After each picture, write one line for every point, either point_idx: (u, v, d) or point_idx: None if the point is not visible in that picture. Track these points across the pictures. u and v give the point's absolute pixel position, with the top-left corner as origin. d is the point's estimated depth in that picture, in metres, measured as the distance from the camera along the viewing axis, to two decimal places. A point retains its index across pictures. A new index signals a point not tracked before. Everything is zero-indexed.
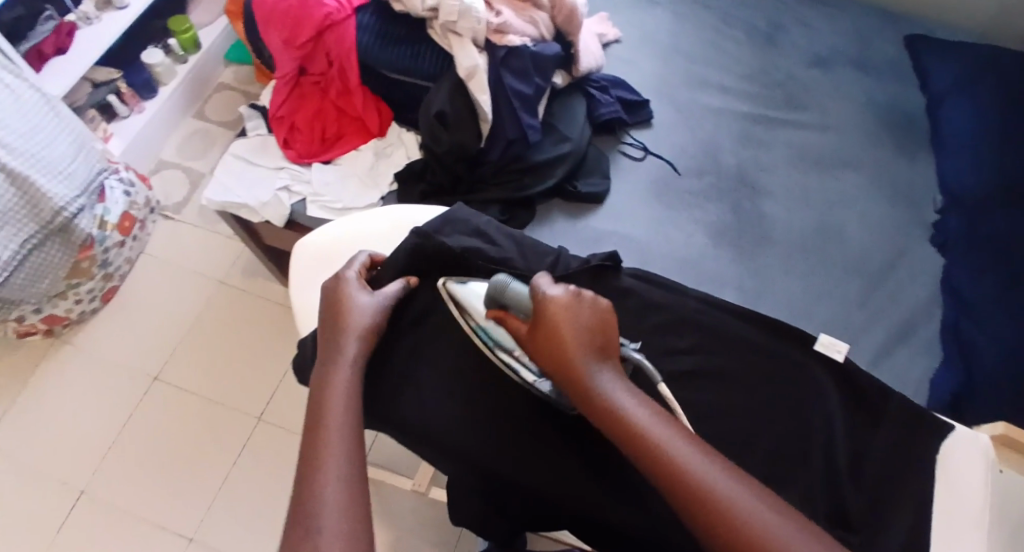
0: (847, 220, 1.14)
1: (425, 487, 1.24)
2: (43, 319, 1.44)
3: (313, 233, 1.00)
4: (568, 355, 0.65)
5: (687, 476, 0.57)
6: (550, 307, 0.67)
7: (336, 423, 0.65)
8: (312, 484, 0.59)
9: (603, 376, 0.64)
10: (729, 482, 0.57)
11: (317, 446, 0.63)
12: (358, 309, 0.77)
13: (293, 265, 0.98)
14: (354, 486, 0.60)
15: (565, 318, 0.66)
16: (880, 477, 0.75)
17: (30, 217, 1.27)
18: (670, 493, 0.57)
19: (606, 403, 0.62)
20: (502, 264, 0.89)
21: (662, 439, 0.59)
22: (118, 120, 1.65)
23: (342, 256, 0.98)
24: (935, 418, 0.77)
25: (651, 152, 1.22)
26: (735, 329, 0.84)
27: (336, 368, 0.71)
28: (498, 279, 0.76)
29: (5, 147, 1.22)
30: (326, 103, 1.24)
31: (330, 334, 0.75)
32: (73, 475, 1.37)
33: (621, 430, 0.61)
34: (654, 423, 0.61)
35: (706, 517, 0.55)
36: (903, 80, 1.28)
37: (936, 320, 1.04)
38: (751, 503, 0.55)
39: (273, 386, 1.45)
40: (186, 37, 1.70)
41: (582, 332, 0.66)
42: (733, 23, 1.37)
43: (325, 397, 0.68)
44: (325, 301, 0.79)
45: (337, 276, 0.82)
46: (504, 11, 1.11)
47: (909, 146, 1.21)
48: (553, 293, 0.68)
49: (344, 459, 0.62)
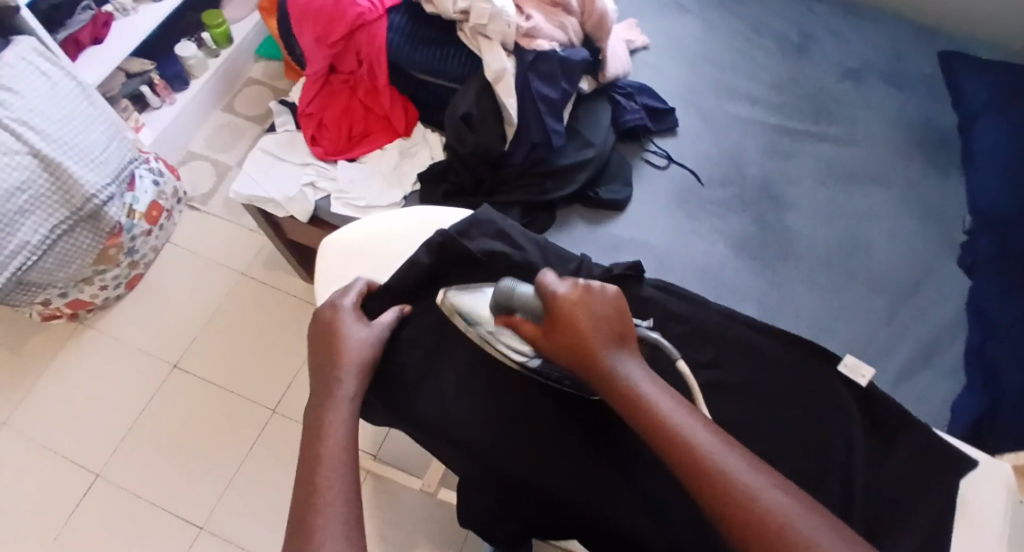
0: (872, 237, 1.12)
1: (435, 488, 1.23)
2: (68, 303, 1.46)
3: (342, 229, 1.02)
4: (588, 345, 0.66)
5: (710, 465, 0.58)
6: (562, 301, 0.68)
7: (334, 456, 0.65)
8: (310, 520, 0.59)
9: (624, 365, 0.65)
10: (752, 472, 0.57)
11: (312, 482, 0.62)
12: (350, 342, 0.76)
13: (320, 259, 0.99)
14: (351, 521, 0.60)
15: (580, 311, 0.67)
16: (894, 500, 0.74)
17: (62, 203, 1.29)
18: (693, 484, 0.58)
19: (629, 392, 0.64)
20: (526, 269, 0.89)
21: (685, 427, 0.60)
22: (149, 111, 1.68)
23: (365, 253, 0.98)
24: (957, 452, 0.75)
25: (674, 160, 1.21)
26: (754, 342, 0.83)
27: (331, 398, 0.71)
28: (504, 284, 0.76)
29: (40, 133, 1.25)
30: (354, 102, 1.25)
31: (323, 367, 0.75)
32: (91, 458, 1.40)
33: (644, 420, 0.62)
34: (676, 410, 0.62)
35: (728, 510, 0.55)
36: (935, 97, 1.26)
37: (960, 344, 1.02)
38: (774, 493, 0.56)
39: (288, 379, 1.46)
40: (219, 32, 1.73)
41: (599, 324, 0.67)
42: (764, 34, 1.36)
43: (320, 430, 0.67)
44: (317, 334, 0.78)
45: (327, 307, 0.81)
46: (535, 16, 1.11)
47: (940, 164, 1.19)
48: (561, 289, 0.70)
49: (340, 494, 0.61)
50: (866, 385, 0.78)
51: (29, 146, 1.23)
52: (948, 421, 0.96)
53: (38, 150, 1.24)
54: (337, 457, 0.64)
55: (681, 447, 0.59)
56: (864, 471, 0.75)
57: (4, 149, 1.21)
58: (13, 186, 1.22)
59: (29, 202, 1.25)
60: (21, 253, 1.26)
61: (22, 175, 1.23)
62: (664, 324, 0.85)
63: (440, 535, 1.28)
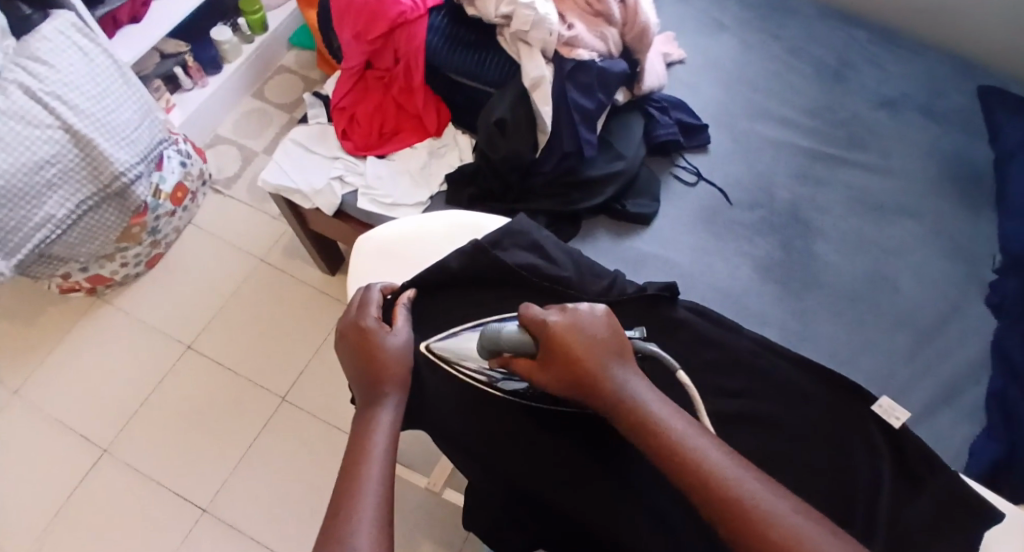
0: (900, 270, 1.11)
1: (440, 487, 1.15)
2: (88, 278, 1.47)
3: (375, 228, 1.01)
4: (594, 370, 0.65)
5: (731, 490, 0.58)
6: (555, 331, 0.67)
7: (373, 464, 0.64)
8: (344, 528, 0.58)
9: (632, 388, 0.65)
10: (772, 494, 0.58)
11: (350, 491, 0.61)
12: (395, 354, 0.74)
13: (354, 257, 0.99)
14: (384, 534, 0.59)
15: (575, 338, 0.66)
16: (910, 545, 0.72)
17: (90, 179, 1.30)
18: (717, 511, 0.58)
19: (643, 417, 0.63)
20: (559, 283, 0.88)
21: (702, 450, 0.60)
22: (181, 92, 1.69)
23: (396, 253, 0.98)
24: (983, 501, 0.72)
25: (704, 178, 1.20)
26: (776, 370, 0.82)
27: (377, 410, 0.69)
28: (489, 329, 0.72)
29: (72, 108, 1.25)
30: (387, 99, 1.24)
31: (368, 376, 0.73)
32: (100, 433, 1.40)
33: (660, 447, 0.61)
34: (691, 433, 0.62)
35: (756, 538, 0.55)
36: (973, 132, 1.24)
37: (983, 386, 1.01)
38: (796, 517, 0.56)
39: (300, 368, 1.46)
40: (254, 19, 1.73)
41: (598, 350, 0.66)
42: (803, 57, 1.35)
43: (364, 439, 0.66)
44: (354, 339, 0.75)
45: (363, 314, 0.78)
46: (577, 25, 1.11)
47: (973, 202, 1.17)
48: (554, 318, 0.68)
49: (374, 505, 0.60)
50: (898, 426, 0.77)
51: (61, 121, 1.24)
52: (965, 463, 0.95)
53: (69, 126, 1.25)
54: (376, 466, 0.63)
55: (703, 472, 0.59)
56: (881, 511, 0.74)
57: (37, 123, 1.22)
58: (43, 160, 1.23)
59: (57, 176, 1.26)
60: (45, 228, 1.27)
61: (52, 149, 1.23)
62: (686, 345, 0.84)
63: (440, 536, 1.28)
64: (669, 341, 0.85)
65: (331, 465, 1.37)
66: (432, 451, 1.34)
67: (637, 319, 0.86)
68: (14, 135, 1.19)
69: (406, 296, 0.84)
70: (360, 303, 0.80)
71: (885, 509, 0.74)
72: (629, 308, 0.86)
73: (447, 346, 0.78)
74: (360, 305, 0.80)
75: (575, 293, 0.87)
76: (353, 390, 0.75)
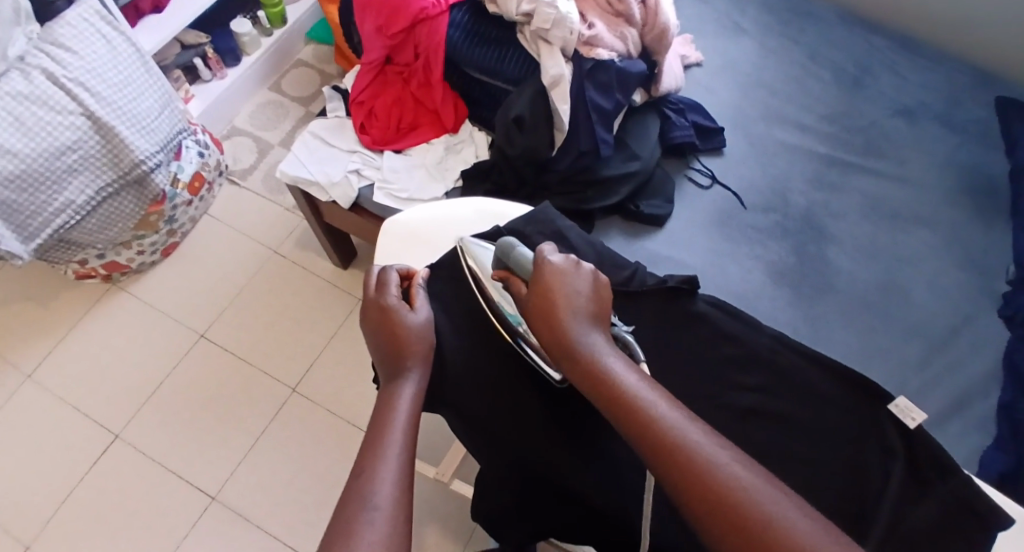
0: (914, 278, 1.11)
1: (449, 478, 1.14)
2: (104, 265, 1.49)
3: (401, 214, 1.02)
4: (560, 317, 0.66)
5: (671, 440, 0.57)
6: (546, 271, 0.69)
7: (396, 433, 0.64)
8: (365, 489, 0.58)
9: (591, 338, 0.65)
10: (714, 447, 0.56)
11: (373, 455, 0.61)
12: (418, 332, 0.75)
13: (381, 242, 0.99)
14: (405, 495, 0.59)
15: (559, 282, 0.68)
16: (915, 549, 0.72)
17: (110, 166, 1.32)
18: (654, 454, 0.57)
19: (596, 367, 0.63)
20: None
21: (647, 399, 0.60)
22: (201, 82, 1.71)
23: (420, 241, 0.99)
24: (992, 510, 0.71)
25: (718, 181, 1.20)
26: (791, 371, 0.82)
27: (400, 384, 0.70)
28: (506, 242, 0.77)
29: (95, 95, 1.27)
30: (405, 93, 1.25)
31: (390, 352, 0.73)
32: (111, 418, 1.42)
33: (607, 390, 0.61)
34: (642, 385, 0.61)
35: (684, 479, 0.55)
36: (989, 142, 1.24)
37: (994, 397, 1.00)
38: (733, 465, 0.55)
39: (310, 358, 1.48)
40: (274, 12, 1.75)
41: (576, 297, 0.67)
42: (821, 62, 1.35)
43: (387, 409, 0.67)
44: (376, 318, 0.75)
45: (384, 294, 0.77)
46: (597, 25, 1.11)
47: (987, 212, 1.17)
48: (553, 260, 0.70)
49: (396, 468, 0.60)
50: (913, 427, 0.76)
51: (83, 108, 1.25)
52: (973, 472, 0.95)
53: (91, 112, 1.26)
54: (399, 434, 0.64)
55: (641, 417, 0.58)
56: (888, 517, 0.74)
57: (59, 108, 1.23)
58: (64, 145, 1.24)
59: (78, 162, 1.27)
60: (64, 213, 1.29)
61: (73, 135, 1.25)
62: (699, 344, 0.85)
63: (446, 531, 1.28)
64: (683, 338, 0.85)
65: (339, 456, 1.38)
66: (438, 445, 1.34)
67: (654, 313, 0.86)
68: (35, 119, 1.21)
69: (422, 275, 0.84)
70: (377, 283, 0.79)
71: (892, 512, 0.74)
72: (647, 301, 0.87)
73: (475, 250, 0.85)
74: (378, 285, 0.79)
75: None
76: (376, 369, 0.75)
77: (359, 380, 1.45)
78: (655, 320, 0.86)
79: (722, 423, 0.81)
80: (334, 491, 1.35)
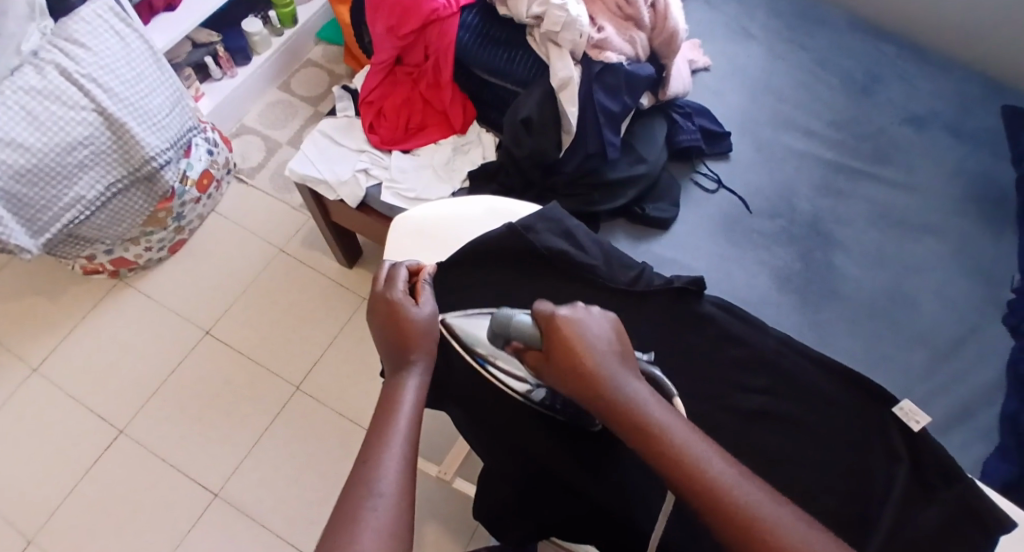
0: (920, 286, 1.11)
1: (451, 476, 1.14)
2: (112, 260, 1.50)
3: (411, 209, 1.03)
4: (593, 371, 0.64)
5: (742, 509, 0.57)
6: (562, 325, 0.66)
7: (401, 421, 0.65)
8: (369, 475, 0.59)
9: (633, 387, 0.64)
10: (778, 511, 0.57)
11: (377, 442, 0.62)
12: (422, 325, 0.74)
13: (391, 235, 1.00)
14: (408, 484, 0.60)
15: (579, 336, 0.65)
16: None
17: (121, 162, 1.33)
18: (717, 516, 0.57)
19: (652, 427, 0.61)
20: (585, 270, 0.90)
21: (700, 456, 0.60)
22: (210, 81, 1.72)
23: (429, 238, 0.99)
24: (996, 512, 0.71)
25: (724, 186, 1.21)
26: (795, 373, 0.82)
27: (404, 376, 0.70)
28: (499, 315, 0.72)
29: (107, 91, 1.28)
30: (414, 94, 1.26)
31: (395, 344, 0.73)
32: (116, 414, 1.43)
33: (659, 449, 0.60)
34: (691, 439, 0.61)
35: (755, 541, 0.55)
36: (997, 152, 1.24)
37: (998, 406, 1.00)
38: (802, 529, 0.56)
39: (314, 355, 1.48)
40: (285, 12, 1.76)
41: (601, 349, 0.65)
42: (830, 69, 1.35)
43: (390, 400, 0.67)
44: (382, 310, 0.76)
45: (391, 288, 0.77)
46: (607, 28, 1.12)
47: (995, 221, 1.17)
48: (565, 312, 0.67)
49: (400, 455, 0.61)
50: (918, 430, 0.77)
51: (95, 104, 1.27)
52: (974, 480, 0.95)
53: (103, 108, 1.27)
54: (404, 423, 0.64)
55: (700, 479, 0.58)
56: (890, 519, 0.74)
57: (72, 104, 1.24)
58: (76, 141, 1.25)
59: (89, 157, 1.28)
60: (74, 208, 1.30)
61: (85, 130, 1.26)
62: (704, 346, 0.85)
63: (448, 529, 1.29)
64: (688, 342, 0.85)
65: (341, 454, 1.38)
66: (440, 444, 1.34)
67: (660, 311, 0.87)
68: (49, 115, 1.22)
69: (429, 272, 0.84)
70: (387, 278, 0.80)
71: (895, 514, 0.75)
72: (653, 299, 0.87)
73: (464, 326, 0.79)
74: (388, 280, 0.79)
75: (600, 281, 0.89)
76: (382, 361, 0.75)
77: (364, 379, 1.45)
78: (661, 321, 0.86)
79: (726, 422, 0.81)
80: (335, 487, 1.35)
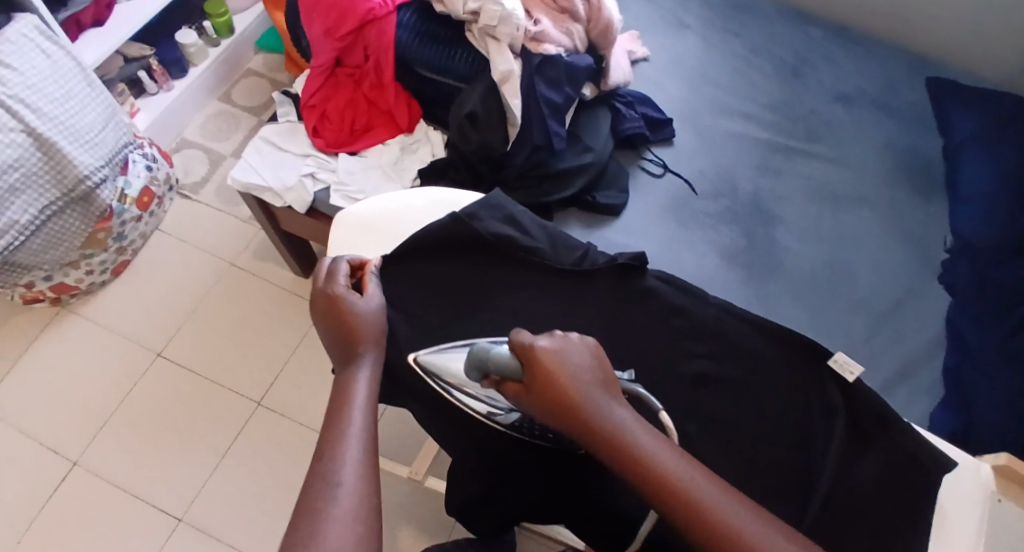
0: (859, 255, 1.15)
1: (423, 476, 1.14)
2: (52, 287, 1.45)
3: (356, 204, 1.02)
4: (581, 405, 0.63)
5: (738, 535, 0.57)
6: (546, 359, 0.64)
7: (355, 413, 0.64)
8: (328, 467, 0.59)
9: (621, 420, 0.63)
10: (771, 529, 0.58)
11: (332, 435, 0.62)
12: (368, 318, 0.75)
13: (336, 233, 0.99)
14: (370, 472, 0.60)
15: (563, 368, 0.64)
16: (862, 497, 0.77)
17: (53, 183, 1.28)
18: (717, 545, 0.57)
19: (644, 459, 0.61)
20: (533, 254, 0.90)
21: (695, 486, 0.59)
22: (145, 96, 1.67)
23: (379, 234, 0.98)
24: (933, 454, 0.77)
25: (670, 169, 1.24)
26: (744, 343, 0.84)
27: (354, 369, 0.70)
28: (475, 349, 0.69)
29: (33, 109, 1.23)
30: (357, 95, 1.25)
31: (342, 340, 0.73)
32: (66, 445, 1.38)
33: (654, 480, 0.60)
34: (682, 467, 0.61)
35: None
36: (924, 124, 1.30)
37: (937, 361, 1.05)
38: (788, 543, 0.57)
39: (275, 370, 1.46)
40: (221, 21, 1.72)
41: (585, 379, 0.64)
42: (763, 53, 1.39)
43: (343, 394, 0.67)
44: (325, 306, 0.75)
45: (332, 282, 0.77)
46: (543, 20, 1.13)
47: (925, 188, 1.22)
48: (545, 344, 0.65)
49: (359, 445, 0.61)
50: (852, 381, 0.80)
51: (24, 124, 1.22)
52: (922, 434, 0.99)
53: (32, 129, 1.23)
54: (359, 414, 0.64)
55: (697, 510, 0.58)
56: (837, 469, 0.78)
57: None
58: (6, 163, 1.20)
59: (21, 180, 1.23)
60: (8, 234, 1.24)
61: (14, 152, 1.21)
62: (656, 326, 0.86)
63: (422, 530, 1.28)
64: (642, 321, 0.87)
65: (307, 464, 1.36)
66: (410, 446, 1.33)
67: (611, 291, 0.88)
68: None
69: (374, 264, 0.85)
70: (327, 273, 0.79)
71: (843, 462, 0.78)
72: (601, 278, 0.89)
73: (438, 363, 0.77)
74: (329, 274, 0.79)
75: (550, 264, 0.90)
76: (328, 356, 0.75)
77: (325, 388, 1.44)
78: (614, 303, 0.88)
79: (677, 394, 0.83)
80: None
